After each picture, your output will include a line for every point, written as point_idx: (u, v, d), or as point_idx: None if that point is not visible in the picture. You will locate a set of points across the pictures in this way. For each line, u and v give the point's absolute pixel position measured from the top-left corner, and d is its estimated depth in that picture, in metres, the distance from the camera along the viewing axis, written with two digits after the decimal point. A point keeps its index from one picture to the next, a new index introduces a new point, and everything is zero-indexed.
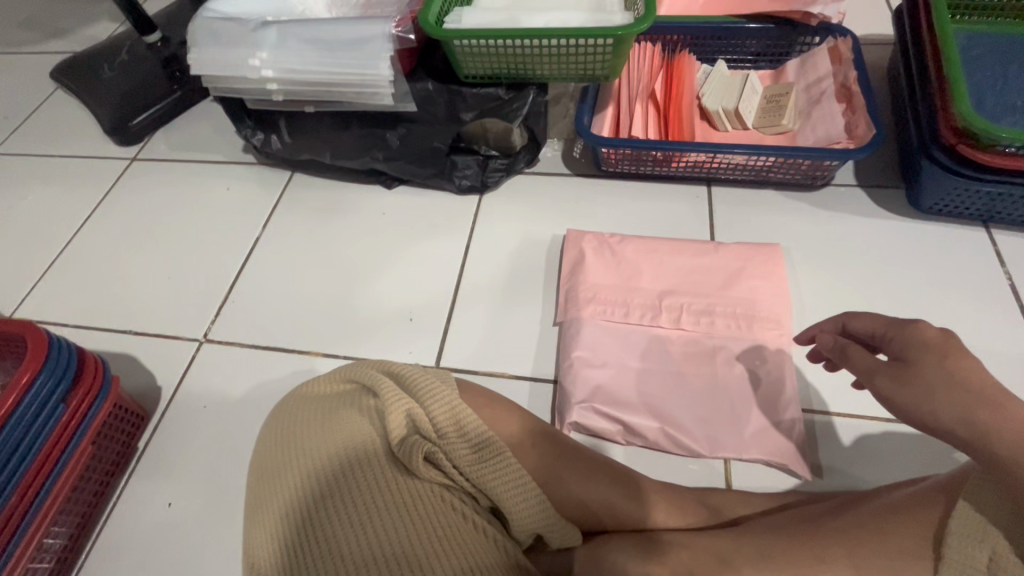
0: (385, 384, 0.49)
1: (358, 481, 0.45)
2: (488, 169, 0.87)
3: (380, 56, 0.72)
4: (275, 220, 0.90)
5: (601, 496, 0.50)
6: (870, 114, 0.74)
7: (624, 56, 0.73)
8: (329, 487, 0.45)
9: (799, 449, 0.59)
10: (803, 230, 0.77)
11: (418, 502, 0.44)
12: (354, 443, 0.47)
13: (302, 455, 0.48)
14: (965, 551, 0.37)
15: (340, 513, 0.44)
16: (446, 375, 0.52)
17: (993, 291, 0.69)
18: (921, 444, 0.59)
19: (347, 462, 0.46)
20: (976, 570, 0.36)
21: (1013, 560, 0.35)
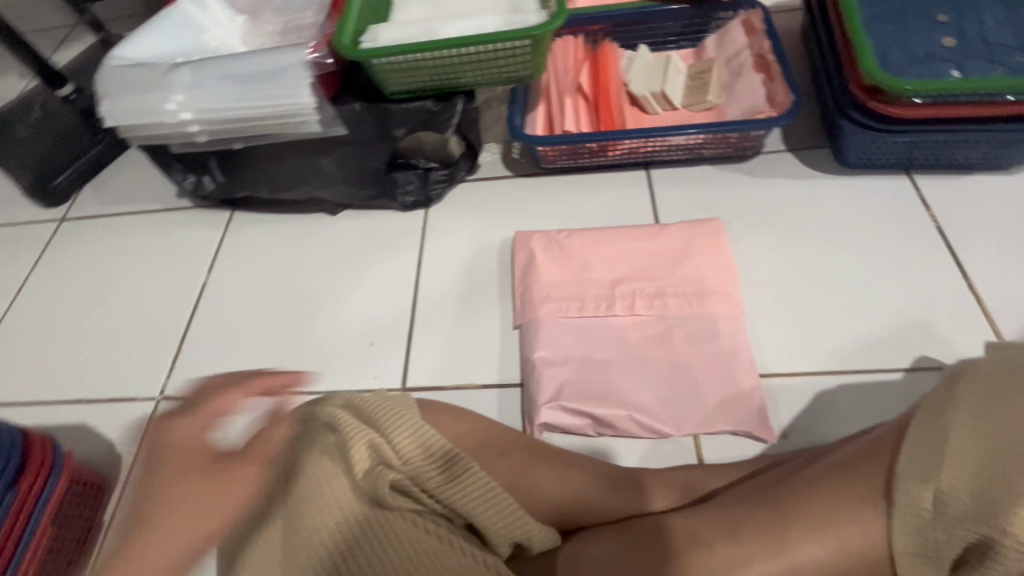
0: (342, 418, 0.49)
1: (327, 521, 0.45)
2: (430, 181, 0.86)
3: (299, 84, 0.71)
4: (221, 263, 0.88)
5: (576, 492, 0.51)
6: (787, 81, 0.77)
7: (543, 54, 0.74)
8: (298, 531, 0.45)
9: (761, 414, 0.61)
10: (742, 201, 0.79)
11: (387, 533, 0.44)
12: (308, 486, 0.47)
13: (273, 500, 0.48)
14: (911, 492, 0.38)
15: (313, 554, 0.44)
16: (400, 394, 0.52)
17: (922, 235, 0.72)
18: (873, 389, 0.62)
19: (313, 503, 0.46)
20: (924, 509, 0.38)
21: (955, 496, 0.37)
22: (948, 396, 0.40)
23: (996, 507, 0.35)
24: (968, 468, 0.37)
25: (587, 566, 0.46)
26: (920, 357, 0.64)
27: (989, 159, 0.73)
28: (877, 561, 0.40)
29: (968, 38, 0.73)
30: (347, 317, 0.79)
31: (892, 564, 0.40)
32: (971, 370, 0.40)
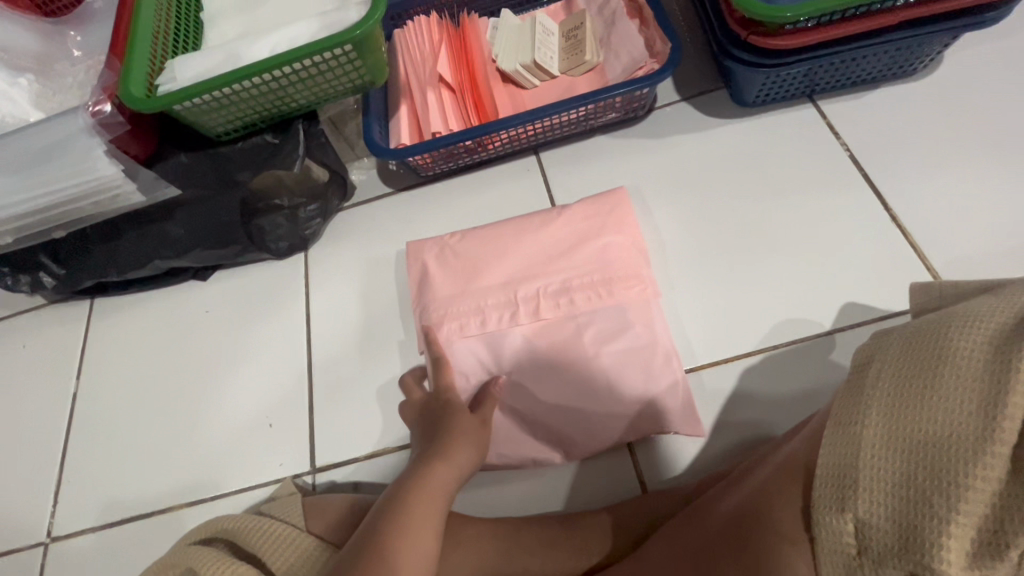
0: (202, 561, 0.47)
1: None
2: (300, 221, 0.73)
3: (92, 156, 0.61)
4: (87, 365, 0.76)
5: (518, 563, 0.51)
6: (663, 25, 0.68)
7: (377, 55, 0.63)
8: None
9: (687, 406, 0.57)
10: (643, 169, 0.70)
11: None
12: (427, 488, 0.50)
13: None
14: (833, 525, 0.38)
15: None
16: (279, 506, 0.53)
17: (836, 169, 0.66)
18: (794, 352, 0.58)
19: None
20: (847, 543, 0.37)
21: (873, 528, 0.36)
22: (855, 408, 0.40)
23: (920, 535, 0.33)
24: (887, 492, 0.36)
25: None
26: (844, 308, 0.59)
27: (894, 68, 0.66)
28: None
29: None
30: (236, 398, 0.69)
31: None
32: (873, 376, 0.40)
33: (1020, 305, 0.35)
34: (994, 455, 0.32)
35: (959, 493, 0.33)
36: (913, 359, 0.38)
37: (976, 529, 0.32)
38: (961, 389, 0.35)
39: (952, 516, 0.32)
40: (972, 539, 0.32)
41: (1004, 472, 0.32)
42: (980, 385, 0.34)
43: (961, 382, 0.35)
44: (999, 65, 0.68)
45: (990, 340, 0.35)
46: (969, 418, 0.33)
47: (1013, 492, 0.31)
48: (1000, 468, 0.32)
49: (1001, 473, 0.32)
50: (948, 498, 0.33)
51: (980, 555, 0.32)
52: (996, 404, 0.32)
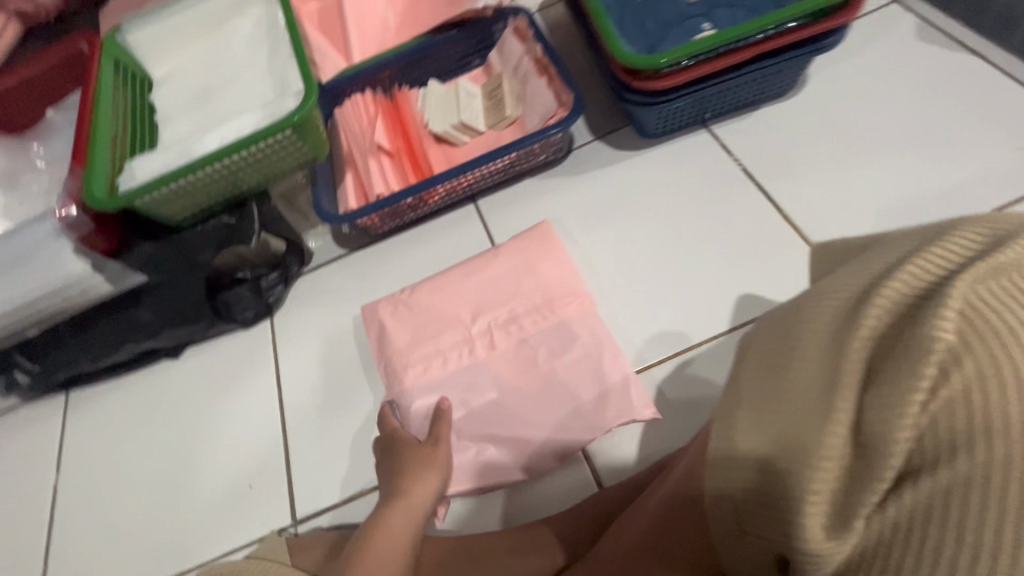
0: None
1: None
2: (263, 289, 0.78)
3: (61, 256, 0.66)
4: (65, 456, 0.78)
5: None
6: (566, 80, 0.78)
7: (317, 135, 0.71)
8: None
9: (639, 395, 0.61)
10: (568, 203, 0.78)
11: None
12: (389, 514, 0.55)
13: None
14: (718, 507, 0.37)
15: None
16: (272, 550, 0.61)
17: (733, 181, 0.74)
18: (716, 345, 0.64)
19: None
20: (732, 524, 0.37)
21: (748, 512, 0.35)
22: (732, 393, 0.38)
23: (784, 516, 0.32)
24: (757, 482, 0.34)
25: None
26: (757, 299, 0.66)
27: (768, 91, 0.76)
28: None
29: None
30: (215, 466, 0.72)
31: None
32: (748, 357, 0.39)
33: (869, 273, 0.34)
34: (837, 424, 0.30)
35: (814, 471, 0.31)
36: (773, 343, 0.37)
37: (831, 502, 0.30)
38: (813, 362, 0.33)
39: (806, 495, 0.31)
40: (828, 517, 0.30)
41: (847, 447, 0.30)
42: (823, 362, 0.33)
43: (810, 361, 0.34)
44: (862, 73, 0.78)
45: (833, 315, 0.34)
46: (818, 391, 0.32)
47: (858, 464, 0.30)
48: (843, 444, 0.30)
49: (846, 447, 0.30)
50: (805, 477, 0.31)
51: (834, 534, 0.30)
52: (837, 378, 0.31)
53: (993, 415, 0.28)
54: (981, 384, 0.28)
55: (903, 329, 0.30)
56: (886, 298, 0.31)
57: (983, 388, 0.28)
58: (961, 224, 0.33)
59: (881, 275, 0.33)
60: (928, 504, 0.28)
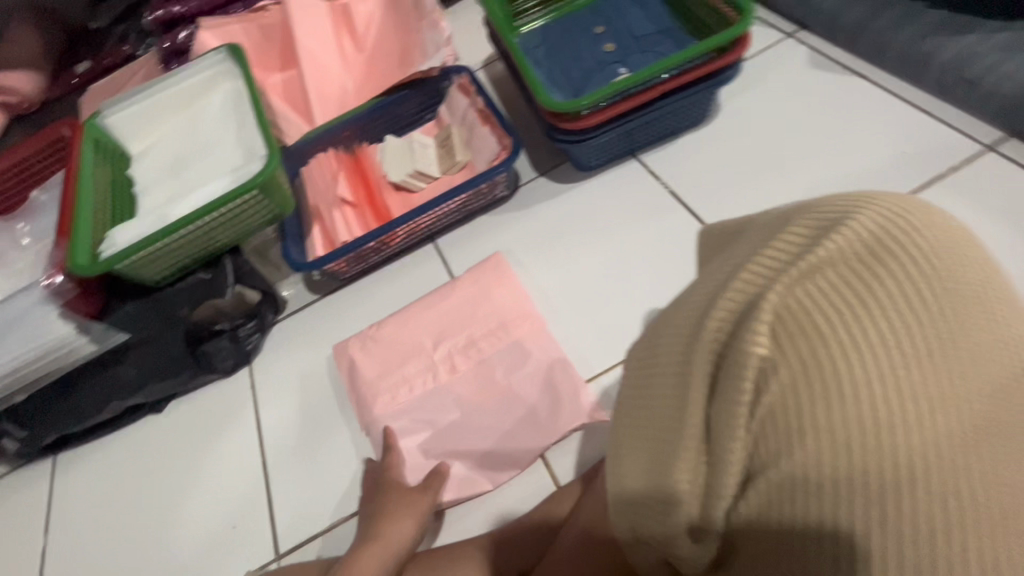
0: None
1: None
2: (240, 338, 0.84)
3: (48, 319, 0.72)
4: (56, 518, 0.81)
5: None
6: (506, 126, 0.87)
7: (283, 193, 0.78)
8: None
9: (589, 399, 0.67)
10: (518, 234, 0.85)
11: None
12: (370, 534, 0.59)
13: None
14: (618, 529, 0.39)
15: None
16: None
17: (662, 201, 0.83)
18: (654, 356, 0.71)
19: None
20: (630, 539, 0.38)
21: (635, 531, 0.37)
22: (616, 417, 0.39)
23: (660, 532, 0.35)
24: (639, 495, 0.35)
25: None
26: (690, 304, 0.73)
27: (685, 121, 0.86)
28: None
29: (623, 40, 0.87)
30: (200, 511, 0.76)
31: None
32: (627, 378, 0.40)
33: (709, 289, 0.34)
34: (687, 445, 0.32)
35: (674, 491, 0.33)
36: (644, 355, 0.38)
37: (693, 516, 0.33)
38: (667, 384, 0.35)
39: (672, 513, 0.33)
40: (692, 529, 0.33)
41: (700, 455, 0.32)
42: (675, 385, 0.34)
43: (667, 372, 0.35)
44: (766, 99, 0.88)
45: (683, 324, 0.35)
46: (672, 413, 0.34)
47: (709, 480, 0.32)
48: (693, 463, 0.32)
49: (698, 455, 0.32)
50: (668, 497, 0.33)
51: (699, 540, 0.33)
52: (686, 390, 0.33)
53: (817, 415, 0.29)
54: (805, 385, 0.29)
55: (732, 340, 0.31)
56: (719, 311, 0.32)
57: (805, 386, 0.29)
58: (789, 229, 0.33)
59: (721, 283, 0.34)
60: (766, 500, 0.30)
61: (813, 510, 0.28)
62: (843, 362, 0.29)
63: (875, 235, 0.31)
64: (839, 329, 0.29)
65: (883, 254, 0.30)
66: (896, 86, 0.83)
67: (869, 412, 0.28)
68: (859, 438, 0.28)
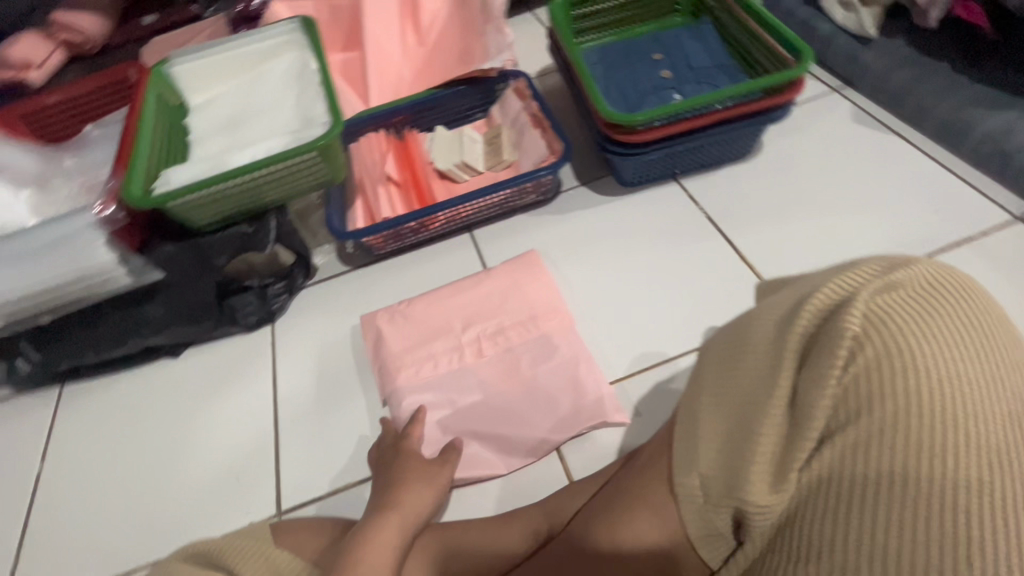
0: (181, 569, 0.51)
1: None
2: (268, 296, 0.86)
3: (94, 246, 0.71)
4: (56, 446, 0.81)
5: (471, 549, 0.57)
6: (558, 131, 0.90)
7: (337, 159, 0.80)
8: None
9: (612, 401, 0.68)
10: (554, 236, 0.88)
11: None
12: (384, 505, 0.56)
13: None
14: (686, 483, 0.43)
15: None
16: (254, 528, 0.56)
17: (698, 224, 0.85)
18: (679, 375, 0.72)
19: None
20: (696, 493, 0.43)
21: (710, 481, 0.42)
22: (697, 390, 0.47)
23: (737, 478, 0.40)
24: (720, 445, 0.43)
25: None
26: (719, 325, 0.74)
27: (729, 153, 0.89)
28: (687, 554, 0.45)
29: (680, 69, 0.92)
30: (204, 459, 0.75)
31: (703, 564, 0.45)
32: (708, 360, 0.48)
33: (797, 293, 0.44)
34: (777, 403, 0.40)
35: (759, 440, 0.40)
36: (730, 344, 0.46)
37: (771, 464, 0.40)
38: (758, 359, 0.43)
39: (754, 458, 0.40)
40: (770, 475, 0.40)
41: (785, 414, 0.40)
42: (767, 358, 0.42)
43: (760, 351, 0.43)
44: (807, 144, 0.92)
45: (777, 313, 0.43)
46: (763, 380, 0.42)
47: (792, 433, 0.40)
48: (779, 418, 0.40)
49: (785, 411, 0.40)
50: (752, 445, 0.40)
51: (774, 488, 0.40)
52: (781, 360, 0.41)
53: (889, 391, 0.38)
54: (879, 369, 0.38)
55: (827, 326, 0.40)
56: (816, 304, 0.41)
57: (885, 364, 0.38)
58: (865, 261, 0.43)
59: (811, 289, 0.43)
60: (843, 449, 0.38)
61: (878, 457, 0.37)
62: (907, 357, 0.39)
63: (932, 278, 0.42)
64: (905, 333, 0.39)
65: (940, 291, 0.41)
66: (933, 151, 0.87)
67: (926, 394, 0.38)
68: (921, 409, 0.38)
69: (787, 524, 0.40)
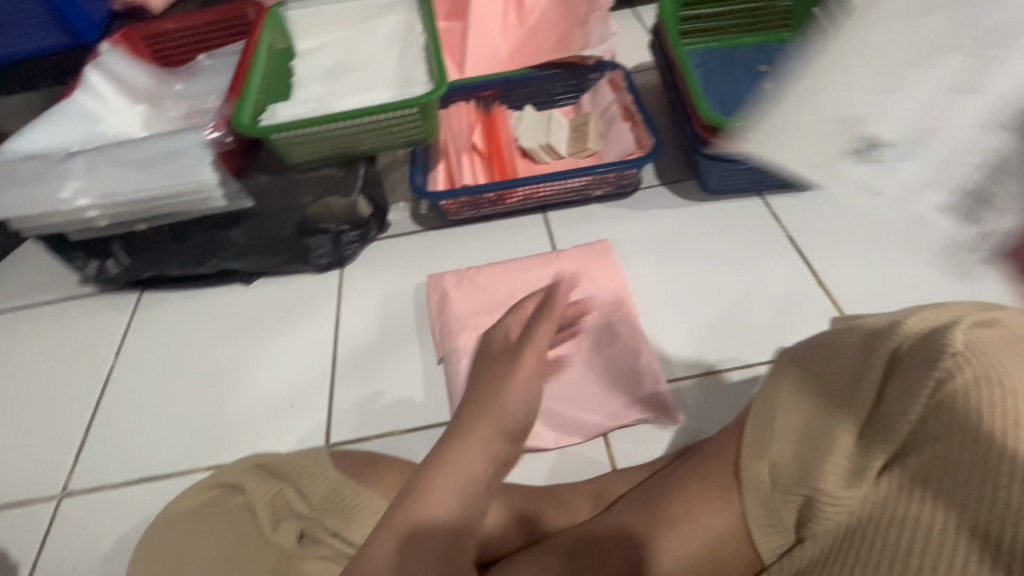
0: (250, 479, 0.55)
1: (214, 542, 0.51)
2: (342, 243, 0.89)
3: (200, 164, 0.75)
4: (128, 346, 0.86)
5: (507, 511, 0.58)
6: (650, 127, 0.90)
7: (432, 119, 0.82)
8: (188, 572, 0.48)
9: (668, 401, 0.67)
10: (628, 230, 0.88)
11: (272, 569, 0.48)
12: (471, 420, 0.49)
13: (167, 545, 0.51)
14: (753, 468, 0.46)
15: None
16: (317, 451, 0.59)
17: (776, 242, 0.84)
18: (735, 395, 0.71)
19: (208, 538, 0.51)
20: (762, 481, 0.45)
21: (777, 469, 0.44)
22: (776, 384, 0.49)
23: (807, 467, 0.42)
24: (796, 434, 0.44)
25: None
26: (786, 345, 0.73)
27: None
28: (742, 546, 0.46)
29: None
30: (263, 381, 0.79)
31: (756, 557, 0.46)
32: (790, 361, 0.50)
33: (894, 316, 0.46)
34: (860, 404, 0.42)
35: (837, 434, 0.42)
36: (816, 348, 0.48)
37: (846, 461, 0.42)
38: (846, 363, 0.45)
39: (829, 451, 0.42)
40: (843, 470, 0.41)
41: (867, 416, 0.42)
42: (855, 363, 0.44)
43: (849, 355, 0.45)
44: None
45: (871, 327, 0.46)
46: (849, 382, 0.44)
47: (873, 435, 0.41)
48: (859, 418, 0.42)
49: (867, 413, 0.42)
50: (829, 437, 0.42)
51: (849, 484, 0.41)
52: (869, 366, 0.43)
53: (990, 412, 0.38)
54: (974, 394, 0.38)
55: (922, 344, 0.42)
56: (910, 325, 0.44)
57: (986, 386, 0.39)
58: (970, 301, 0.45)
59: (908, 314, 0.45)
60: (928, 461, 0.39)
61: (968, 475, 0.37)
62: (1010, 387, 0.38)
63: None
64: (1012, 365, 0.39)
65: None
66: None
67: None
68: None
69: (857, 528, 0.41)
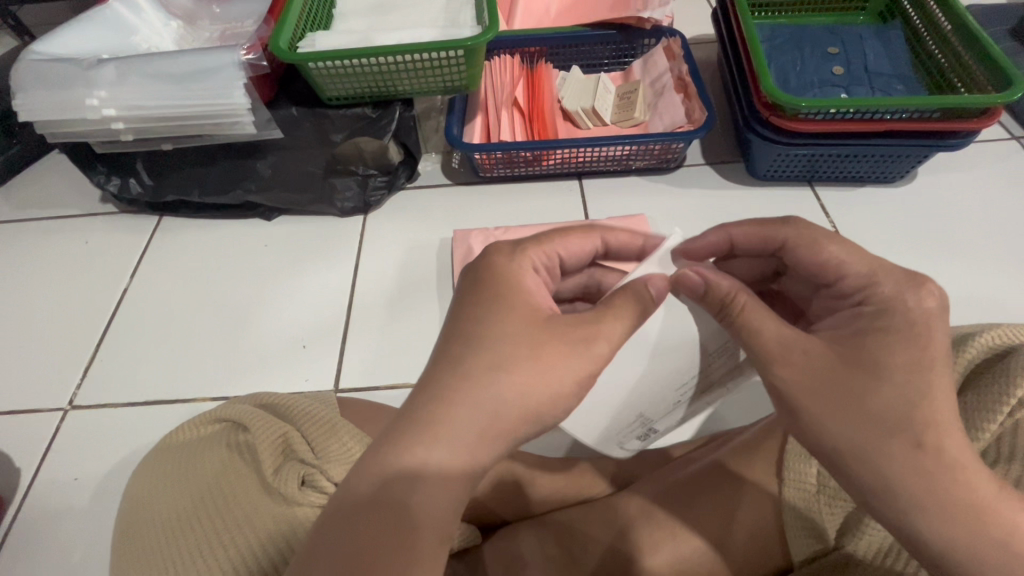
0: (255, 417, 0.52)
1: (216, 482, 0.49)
2: (369, 188, 0.85)
3: (232, 85, 0.71)
4: (144, 268, 0.84)
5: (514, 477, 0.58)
6: (703, 100, 0.84)
7: (477, 66, 0.78)
8: (188, 506, 0.47)
9: None
10: (666, 207, 0.84)
11: (266, 516, 0.46)
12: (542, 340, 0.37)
13: (170, 476, 0.51)
14: (799, 471, 0.51)
15: (204, 523, 0.46)
16: (324, 398, 0.56)
17: None
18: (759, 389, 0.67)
19: (209, 474, 0.49)
20: (808, 482, 0.50)
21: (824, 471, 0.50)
22: None
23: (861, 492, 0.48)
24: None
25: (513, 559, 0.52)
26: None
27: (880, 172, 0.81)
28: (775, 538, 0.51)
29: (854, 68, 0.84)
30: (279, 315, 0.78)
31: (786, 550, 0.51)
32: None
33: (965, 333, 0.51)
34: None
35: None
36: None
37: None
38: None
39: None
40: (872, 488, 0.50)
41: None
42: None
43: None
44: (969, 187, 0.83)
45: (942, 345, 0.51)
46: None
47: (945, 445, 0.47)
48: None
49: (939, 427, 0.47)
50: None
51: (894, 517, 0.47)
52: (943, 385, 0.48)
53: None
54: None
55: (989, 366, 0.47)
56: (983, 344, 0.47)
57: None
58: None
59: (981, 329, 0.49)
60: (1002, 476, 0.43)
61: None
62: None
63: None
64: None
65: None
66: None
67: None
68: None
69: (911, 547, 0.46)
